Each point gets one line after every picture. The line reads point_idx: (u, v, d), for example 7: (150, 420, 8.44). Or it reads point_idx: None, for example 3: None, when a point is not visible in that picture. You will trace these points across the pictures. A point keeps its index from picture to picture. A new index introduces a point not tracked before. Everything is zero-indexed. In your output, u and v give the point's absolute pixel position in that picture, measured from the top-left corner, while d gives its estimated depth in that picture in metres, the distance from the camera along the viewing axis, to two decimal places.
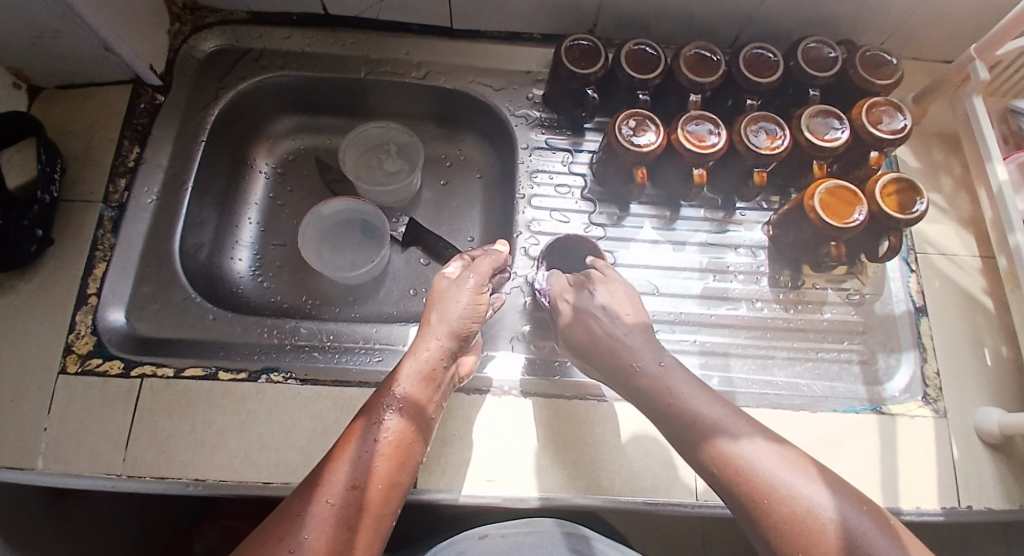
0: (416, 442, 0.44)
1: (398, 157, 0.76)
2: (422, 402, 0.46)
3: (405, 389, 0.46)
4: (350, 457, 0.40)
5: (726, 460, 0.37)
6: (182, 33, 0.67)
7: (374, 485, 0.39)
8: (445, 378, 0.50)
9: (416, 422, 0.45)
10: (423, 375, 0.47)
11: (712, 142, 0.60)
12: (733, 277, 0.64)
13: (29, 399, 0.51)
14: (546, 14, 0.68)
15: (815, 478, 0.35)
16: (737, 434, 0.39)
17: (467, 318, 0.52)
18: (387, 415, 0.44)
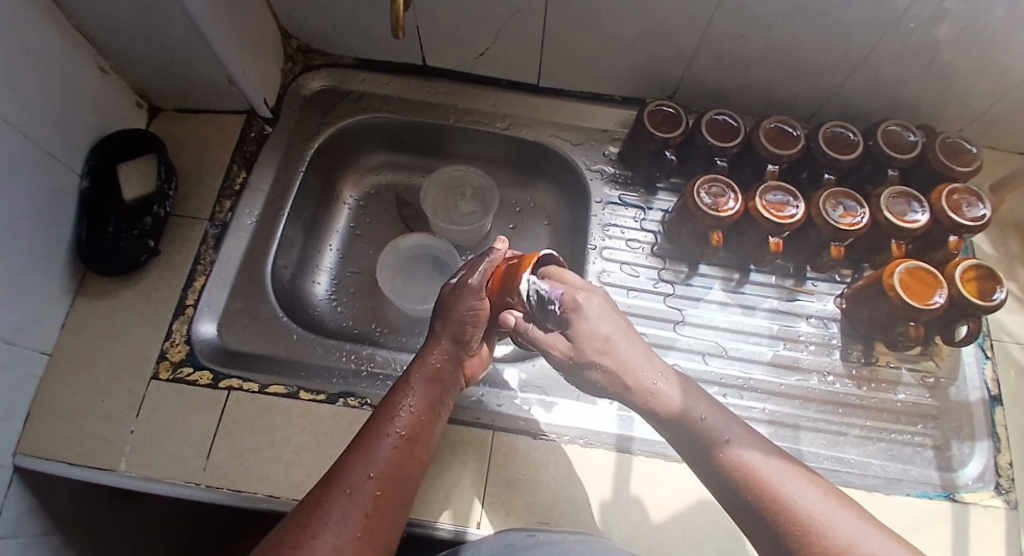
0: (426, 435, 0.50)
1: (473, 199, 0.80)
2: (430, 402, 0.51)
3: (413, 392, 0.51)
4: (365, 455, 0.45)
5: (734, 466, 0.42)
6: (293, 72, 0.73)
7: (389, 475, 0.45)
8: (452, 381, 0.55)
9: (425, 419, 0.50)
10: (428, 379, 0.53)
11: (792, 213, 0.61)
12: (804, 347, 0.64)
13: (122, 400, 0.54)
14: (632, 78, 0.71)
15: (805, 483, 0.40)
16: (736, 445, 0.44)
17: (466, 326, 0.54)
18: (398, 414, 0.49)
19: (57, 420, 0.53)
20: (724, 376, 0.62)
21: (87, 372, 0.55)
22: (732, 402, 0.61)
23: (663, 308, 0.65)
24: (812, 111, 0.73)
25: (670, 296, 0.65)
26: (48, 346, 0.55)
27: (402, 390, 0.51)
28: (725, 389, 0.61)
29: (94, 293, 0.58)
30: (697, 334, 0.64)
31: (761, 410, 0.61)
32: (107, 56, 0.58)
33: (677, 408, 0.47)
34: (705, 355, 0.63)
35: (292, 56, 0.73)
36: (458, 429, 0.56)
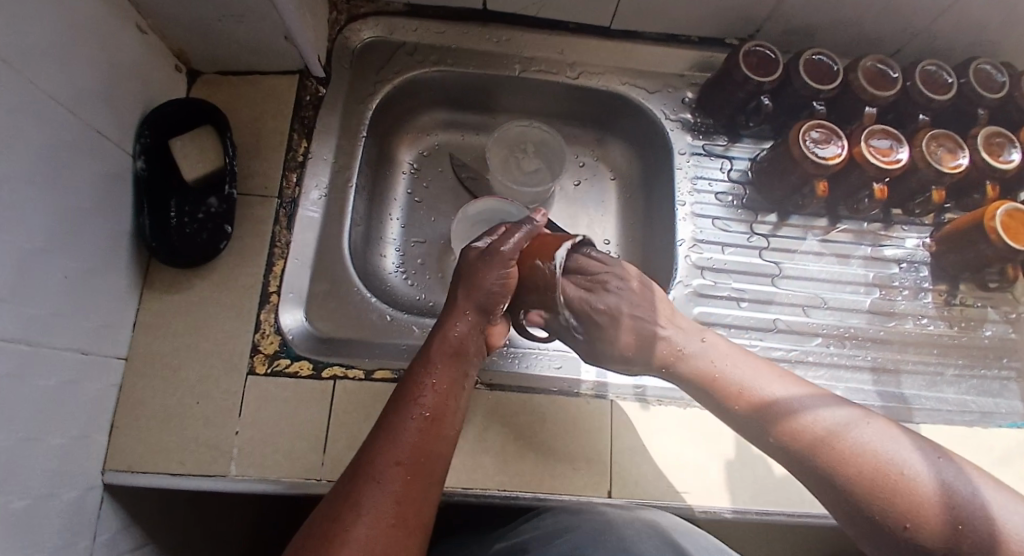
0: (453, 416, 0.43)
1: (536, 156, 0.75)
2: (454, 380, 0.45)
3: (434, 368, 0.45)
4: (389, 437, 0.39)
5: (801, 433, 0.39)
6: (338, 23, 0.65)
7: (417, 457, 0.38)
8: (474, 351, 0.48)
9: (451, 396, 0.44)
10: (452, 353, 0.46)
11: (898, 157, 0.61)
12: (900, 293, 0.67)
13: (220, 399, 0.50)
14: (712, 17, 0.67)
15: (902, 440, 0.37)
16: (804, 406, 0.41)
17: (497, 294, 0.50)
18: (423, 391, 0.43)
19: (149, 427, 0.48)
20: (824, 325, 0.63)
21: (173, 373, 0.50)
22: (837, 350, 0.62)
23: (760, 262, 0.65)
24: (897, 48, 0.70)
25: (767, 249, 0.66)
26: (123, 350, 0.49)
27: (424, 366, 0.45)
28: (826, 338, 0.63)
29: (164, 286, 0.52)
30: (795, 286, 0.64)
31: (865, 357, 0.62)
32: (144, 13, 0.50)
33: (705, 364, 0.46)
34: (806, 307, 0.64)
35: (337, 4, 0.64)
36: (577, 399, 0.54)
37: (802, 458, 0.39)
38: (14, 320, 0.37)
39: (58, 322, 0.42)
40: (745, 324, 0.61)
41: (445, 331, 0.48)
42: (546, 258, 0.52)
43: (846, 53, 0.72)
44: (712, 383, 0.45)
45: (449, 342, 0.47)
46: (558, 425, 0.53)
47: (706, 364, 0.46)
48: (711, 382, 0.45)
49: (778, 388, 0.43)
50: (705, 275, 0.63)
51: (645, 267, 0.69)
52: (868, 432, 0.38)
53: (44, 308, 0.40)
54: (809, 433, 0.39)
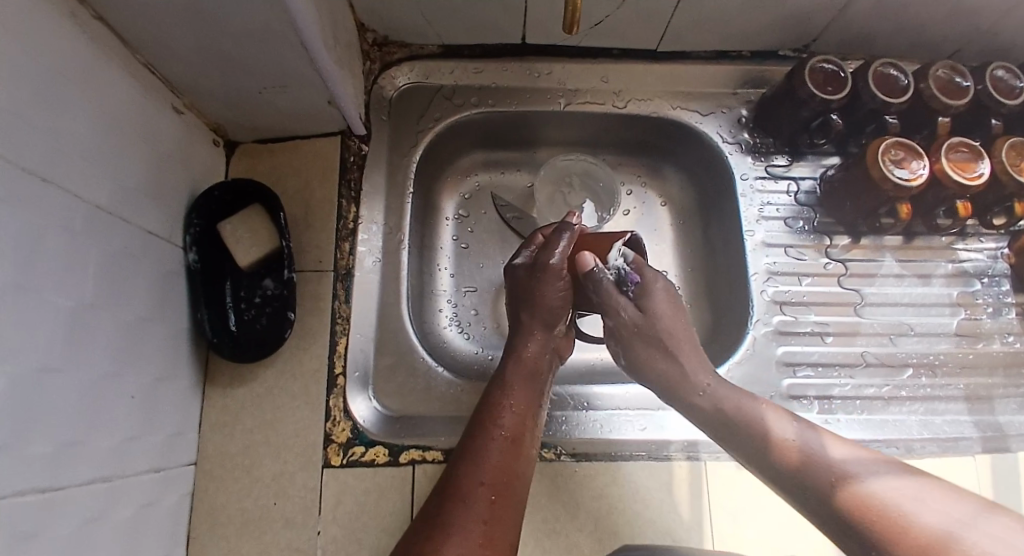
0: (532, 437, 0.44)
1: (583, 189, 0.69)
2: (530, 400, 0.46)
3: (511, 387, 0.46)
4: (474, 457, 0.41)
5: (873, 508, 0.36)
6: (373, 72, 0.62)
7: (502, 477, 0.40)
8: (547, 369, 0.49)
9: (528, 416, 0.45)
10: (526, 373, 0.47)
11: (981, 172, 0.56)
12: (983, 311, 0.63)
13: (298, 498, 0.47)
14: (765, 32, 0.63)
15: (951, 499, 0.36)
16: (879, 483, 0.38)
17: (556, 312, 0.50)
18: (502, 412, 0.44)
19: (226, 537, 0.45)
20: (907, 351, 0.60)
21: (246, 474, 0.47)
22: (926, 380, 0.59)
23: (840, 292, 0.62)
24: (954, 50, 0.66)
25: (844, 275, 0.63)
26: (192, 455, 0.47)
27: (501, 387, 0.46)
28: (910, 368, 0.60)
29: (226, 380, 0.49)
30: (879, 315, 0.62)
31: (956, 386, 0.59)
32: (180, 94, 0.47)
33: (735, 407, 0.46)
34: (892, 335, 0.61)
35: (370, 53, 0.61)
36: (668, 465, 0.51)
37: (857, 528, 0.37)
38: (86, 457, 0.34)
39: (131, 444, 0.39)
40: (831, 361, 0.59)
41: (518, 350, 0.49)
42: (586, 261, 0.50)
43: (904, 58, 0.68)
44: (781, 449, 0.43)
45: (523, 361, 0.48)
46: (652, 494, 0.50)
47: (785, 438, 0.43)
48: (784, 453, 0.43)
49: (846, 460, 0.41)
50: (784, 310, 0.61)
51: (714, 301, 0.66)
52: (960, 521, 0.33)
53: (115, 433, 0.37)
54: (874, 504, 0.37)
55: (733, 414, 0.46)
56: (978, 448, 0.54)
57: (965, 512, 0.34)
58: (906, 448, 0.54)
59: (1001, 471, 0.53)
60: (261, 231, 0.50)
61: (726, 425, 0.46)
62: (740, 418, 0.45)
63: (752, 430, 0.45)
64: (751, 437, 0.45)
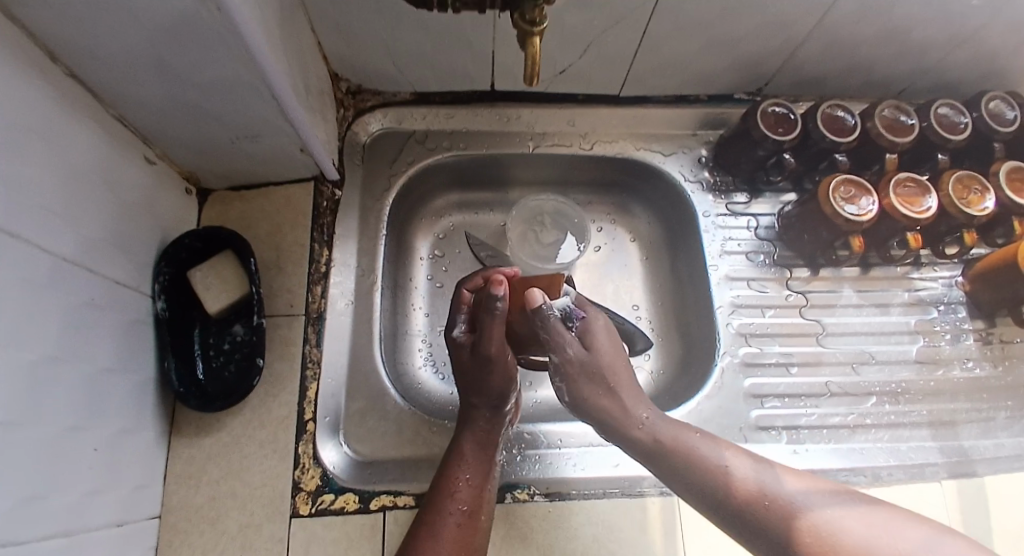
0: (487, 506, 0.47)
1: (554, 227, 0.71)
2: (484, 471, 0.48)
3: (465, 463, 0.47)
4: (433, 532, 0.43)
5: (819, 537, 0.37)
6: (347, 118, 0.64)
7: (458, 549, 0.43)
8: (499, 440, 0.51)
9: (484, 487, 0.47)
10: (479, 445, 0.49)
11: (928, 206, 0.60)
12: (941, 338, 0.66)
13: (264, 549, 0.46)
14: (721, 76, 0.67)
15: (901, 522, 0.37)
16: (820, 506, 0.39)
17: (497, 387, 0.51)
18: (456, 486, 0.46)
19: None
20: (871, 380, 0.62)
21: (212, 526, 0.46)
22: (890, 407, 0.61)
23: (803, 322, 0.65)
24: (902, 89, 0.71)
25: (805, 306, 0.66)
26: (156, 507, 0.46)
27: (453, 461, 0.48)
28: (874, 395, 0.61)
29: (192, 428, 0.49)
30: (841, 343, 0.64)
31: (919, 412, 0.60)
32: (151, 143, 0.49)
33: (670, 439, 0.46)
34: (855, 363, 0.63)
35: (343, 101, 0.64)
36: (640, 502, 0.51)
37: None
38: (42, 515, 0.33)
39: (92, 498, 0.39)
40: (798, 391, 0.60)
41: (468, 424, 0.50)
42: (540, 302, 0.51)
43: (852, 98, 0.72)
44: (750, 500, 0.42)
45: (473, 435, 0.49)
46: (625, 534, 0.49)
47: (725, 469, 0.44)
48: (743, 495, 0.42)
49: (801, 493, 0.41)
50: (750, 342, 0.63)
51: (686, 334, 0.68)
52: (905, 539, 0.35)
53: (76, 487, 0.37)
54: (819, 535, 0.37)
55: (676, 456, 0.45)
56: (945, 474, 0.56)
57: (926, 540, 0.35)
58: (874, 476, 0.55)
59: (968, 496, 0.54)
60: (229, 277, 0.51)
61: (675, 464, 0.45)
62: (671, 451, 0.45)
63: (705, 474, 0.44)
64: (704, 484, 0.44)
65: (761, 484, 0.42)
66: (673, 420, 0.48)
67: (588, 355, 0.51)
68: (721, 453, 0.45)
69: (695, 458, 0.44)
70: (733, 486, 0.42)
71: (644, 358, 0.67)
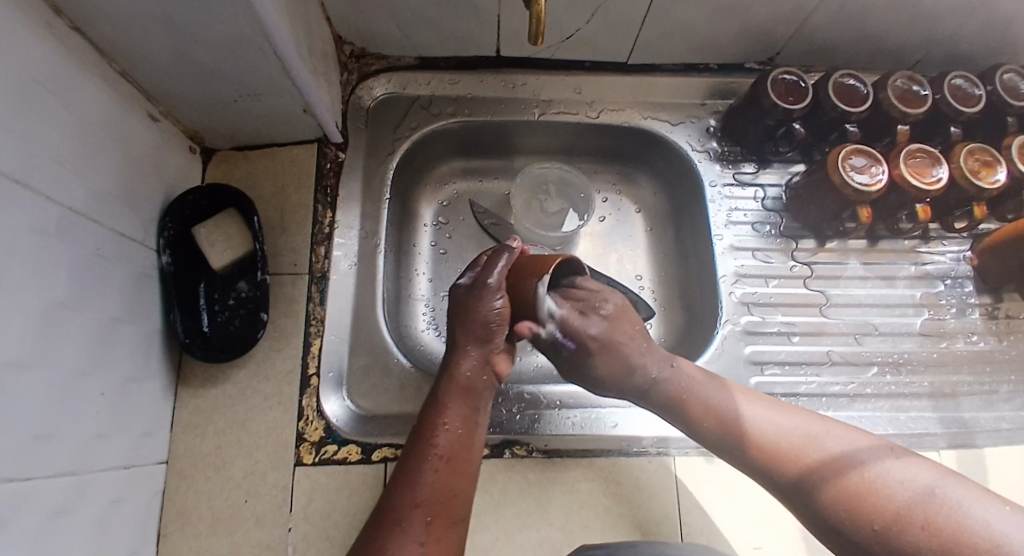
0: (472, 454, 0.42)
1: (558, 196, 0.71)
2: (466, 416, 0.43)
3: (445, 406, 0.43)
4: (407, 478, 0.39)
5: (844, 487, 0.37)
6: (350, 83, 0.64)
7: (437, 499, 0.38)
8: (485, 387, 0.46)
9: (467, 432, 0.43)
10: (461, 390, 0.45)
11: (937, 177, 0.59)
12: (947, 311, 0.65)
13: (267, 497, 0.47)
14: (731, 44, 0.66)
15: (910, 460, 0.38)
16: (842, 455, 0.40)
17: (490, 326, 0.46)
18: (435, 431, 0.42)
19: (197, 536, 0.46)
20: (874, 351, 0.62)
21: (217, 474, 0.48)
22: (892, 378, 0.61)
23: (806, 293, 0.64)
24: (916, 59, 0.69)
25: (810, 278, 0.65)
26: (163, 455, 0.47)
27: (436, 407, 0.44)
28: (877, 366, 0.61)
29: (198, 381, 0.50)
30: (845, 315, 0.64)
31: (921, 384, 0.60)
32: (157, 102, 0.49)
33: (676, 388, 0.47)
34: (858, 335, 0.63)
35: (347, 64, 0.64)
36: (638, 460, 0.51)
37: (853, 524, 0.36)
38: (51, 454, 0.35)
39: (100, 443, 0.40)
40: (799, 359, 0.61)
41: (452, 367, 0.46)
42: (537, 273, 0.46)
43: (865, 68, 0.71)
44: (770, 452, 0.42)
45: (457, 380, 0.45)
46: (622, 490, 0.50)
47: (738, 414, 0.45)
48: (761, 448, 0.43)
49: (816, 436, 0.42)
50: (751, 311, 0.63)
51: (688, 304, 0.68)
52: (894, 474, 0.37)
53: (83, 431, 0.38)
54: (857, 484, 0.37)
55: (687, 410, 0.47)
56: (945, 444, 0.55)
57: (933, 482, 0.36)
58: None
59: (968, 466, 0.54)
60: (232, 235, 0.52)
61: (675, 416, 0.47)
62: (681, 401, 0.47)
63: (708, 422, 0.46)
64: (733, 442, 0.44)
65: (777, 433, 0.43)
66: (703, 371, 0.49)
67: (595, 341, 0.48)
68: (742, 407, 0.45)
69: (720, 411, 0.45)
70: (746, 434, 0.43)
71: (645, 327, 0.67)
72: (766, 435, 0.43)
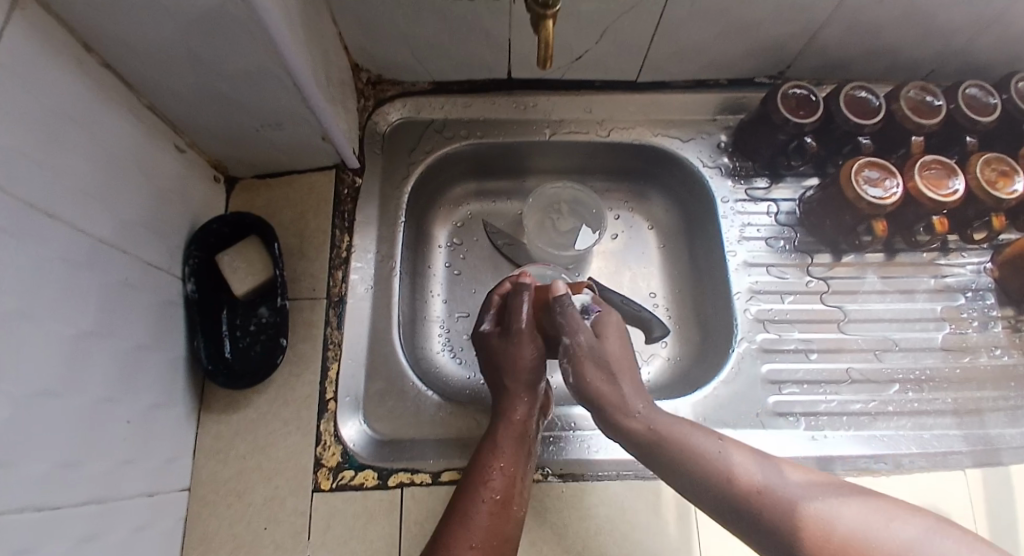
0: (520, 498, 0.46)
1: (571, 215, 0.71)
2: (519, 461, 0.47)
3: (501, 450, 0.47)
4: (465, 518, 0.43)
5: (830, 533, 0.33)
6: (366, 109, 0.66)
7: (490, 540, 0.43)
8: (534, 432, 0.50)
9: (518, 477, 0.47)
10: (516, 435, 0.49)
11: (955, 188, 0.58)
12: (969, 325, 0.64)
13: (288, 521, 0.48)
14: (740, 60, 0.66)
15: (908, 518, 0.34)
16: (827, 504, 0.35)
17: (527, 376, 0.52)
18: (491, 474, 0.46)
19: None
20: (895, 367, 0.61)
21: (238, 498, 0.48)
22: (914, 395, 0.59)
23: (823, 308, 0.64)
24: (930, 70, 0.69)
25: (827, 294, 0.65)
26: (186, 480, 0.48)
27: (492, 448, 0.47)
28: (898, 383, 0.60)
29: (220, 406, 0.51)
30: (864, 330, 0.63)
31: (944, 401, 0.59)
32: (181, 133, 0.51)
33: (665, 430, 0.45)
34: (877, 351, 0.62)
35: (363, 91, 0.65)
36: (655, 485, 0.51)
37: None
38: (80, 482, 0.36)
39: (126, 469, 0.41)
40: (817, 377, 0.60)
41: (507, 413, 0.50)
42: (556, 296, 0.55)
43: (878, 80, 0.70)
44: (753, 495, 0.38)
45: (513, 424, 0.49)
46: (639, 516, 0.50)
47: (719, 460, 0.41)
48: (751, 494, 0.38)
49: (796, 486, 0.38)
50: (768, 328, 0.62)
51: (703, 321, 0.67)
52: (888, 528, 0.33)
53: (110, 459, 0.39)
54: (816, 528, 0.34)
55: (672, 448, 0.43)
56: (970, 463, 0.54)
57: (923, 533, 0.32)
58: (895, 463, 0.54)
59: (993, 484, 0.53)
60: (254, 262, 0.53)
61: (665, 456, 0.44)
62: (669, 443, 0.43)
63: (687, 462, 0.42)
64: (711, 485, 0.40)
65: (769, 483, 0.39)
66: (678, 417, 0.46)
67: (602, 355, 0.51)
68: (728, 454, 0.41)
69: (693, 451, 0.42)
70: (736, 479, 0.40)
71: (661, 345, 0.67)
72: (757, 483, 0.39)
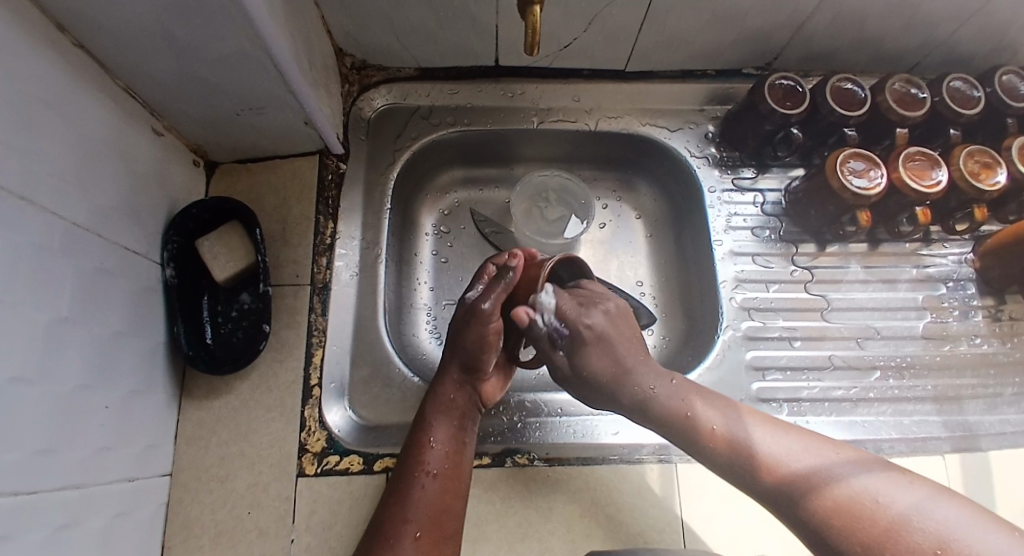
0: (460, 470, 0.45)
1: (558, 204, 0.71)
2: (453, 436, 0.47)
3: (435, 427, 0.47)
4: (402, 497, 0.43)
5: (835, 502, 0.35)
6: (351, 94, 0.65)
7: (428, 516, 0.42)
8: (471, 409, 0.49)
9: (454, 450, 0.46)
10: (447, 411, 0.48)
11: (937, 180, 0.59)
12: (950, 314, 0.65)
13: (271, 508, 0.47)
14: (728, 50, 0.66)
15: (912, 483, 0.36)
16: (840, 472, 0.37)
17: (477, 353, 0.48)
18: (425, 451, 0.45)
19: (200, 548, 0.46)
20: (877, 355, 0.62)
21: (219, 485, 0.48)
22: (895, 382, 0.60)
23: (808, 297, 0.64)
24: (915, 61, 0.69)
25: (811, 282, 0.65)
26: (166, 466, 0.48)
27: (424, 426, 0.47)
28: (880, 369, 0.61)
29: (201, 392, 0.51)
30: (846, 318, 0.64)
31: (925, 388, 0.60)
32: (158, 116, 0.50)
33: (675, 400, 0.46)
34: (859, 338, 0.63)
35: (348, 76, 0.64)
36: (639, 469, 0.51)
37: (820, 532, 0.35)
38: (58, 468, 0.35)
39: (105, 456, 0.40)
40: (801, 364, 0.61)
41: (437, 389, 0.49)
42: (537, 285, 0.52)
43: (863, 71, 0.71)
44: (770, 468, 0.40)
45: (443, 401, 0.48)
46: (624, 498, 0.50)
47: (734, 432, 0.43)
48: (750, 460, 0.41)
49: (803, 451, 0.40)
50: (753, 316, 0.63)
51: (689, 310, 0.68)
52: (883, 492, 0.35)
53: (90, 446, 0.38)
54: (825, 499, 0.36)
55: (687, 421, 0.45)
56: (949, 448, 0.55)
57: (924, 500, 0.34)
58: (875, 448, 0.55)
59: (972, 470, 0.54)
60: (237, 247, 0.52)
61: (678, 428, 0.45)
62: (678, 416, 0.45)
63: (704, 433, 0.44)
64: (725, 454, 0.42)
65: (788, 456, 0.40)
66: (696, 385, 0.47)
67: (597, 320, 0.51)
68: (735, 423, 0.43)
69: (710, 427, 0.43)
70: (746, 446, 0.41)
71: (647, 334, 0.67)
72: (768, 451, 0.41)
